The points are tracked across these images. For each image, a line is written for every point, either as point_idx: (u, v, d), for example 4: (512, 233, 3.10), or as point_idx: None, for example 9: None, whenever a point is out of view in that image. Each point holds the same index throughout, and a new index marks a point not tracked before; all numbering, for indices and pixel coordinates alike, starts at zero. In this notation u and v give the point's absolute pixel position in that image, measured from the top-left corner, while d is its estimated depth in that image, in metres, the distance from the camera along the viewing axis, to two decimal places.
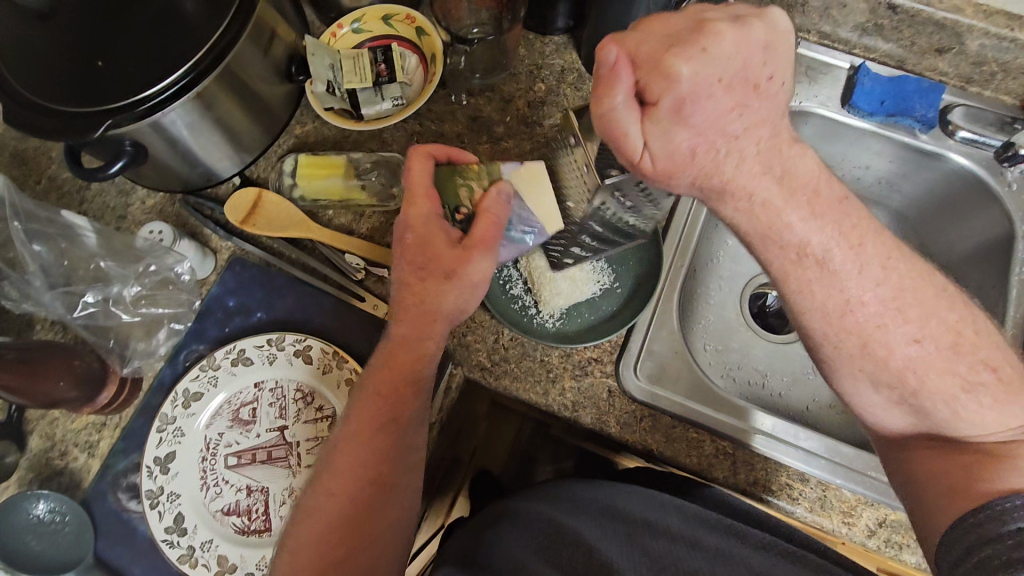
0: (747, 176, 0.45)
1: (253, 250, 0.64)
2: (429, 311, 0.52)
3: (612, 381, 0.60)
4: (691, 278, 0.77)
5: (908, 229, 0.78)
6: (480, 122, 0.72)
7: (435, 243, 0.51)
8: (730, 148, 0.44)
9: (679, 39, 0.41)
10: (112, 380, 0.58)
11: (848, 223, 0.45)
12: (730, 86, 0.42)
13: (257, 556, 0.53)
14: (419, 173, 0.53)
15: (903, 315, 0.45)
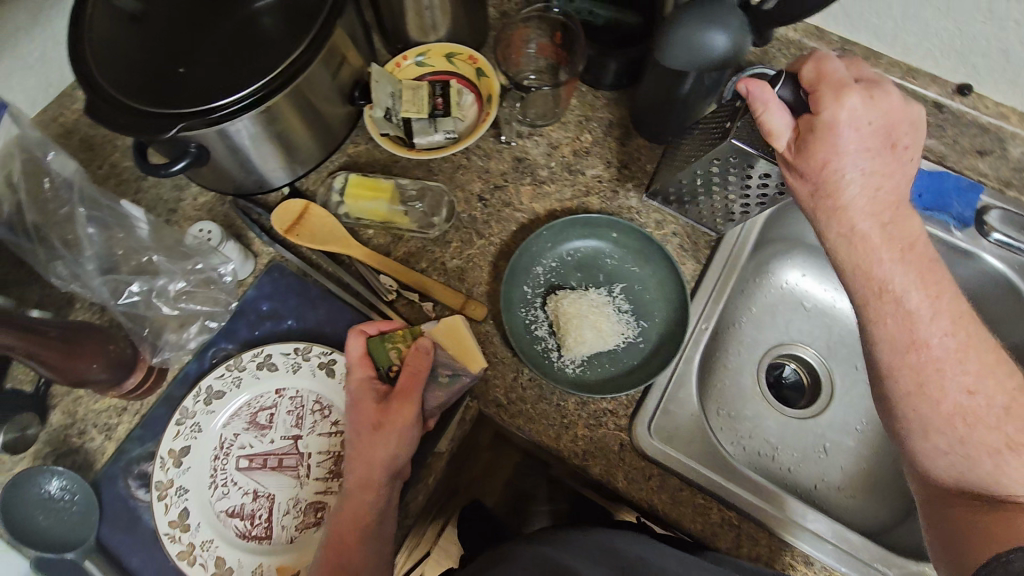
0: (859, 211, 0.46)
1: (292, 258, 0.66)
2: (363, 468, 0.53)
3: (624, 436, 0.60)
4: (713, 341, 0.77)
5: None
6: (526, 164, 0.74)
7: (365, 407, 0.56)
8: (857, 179, 0.45)
9: (853, 81, 0.45)
10: (141, 367, 0.59)
11: (932, 274, 0.46)
12: (877, 130, 0.44)
13: (255, 563, 0.53)
14: (353, 348, 0.57)
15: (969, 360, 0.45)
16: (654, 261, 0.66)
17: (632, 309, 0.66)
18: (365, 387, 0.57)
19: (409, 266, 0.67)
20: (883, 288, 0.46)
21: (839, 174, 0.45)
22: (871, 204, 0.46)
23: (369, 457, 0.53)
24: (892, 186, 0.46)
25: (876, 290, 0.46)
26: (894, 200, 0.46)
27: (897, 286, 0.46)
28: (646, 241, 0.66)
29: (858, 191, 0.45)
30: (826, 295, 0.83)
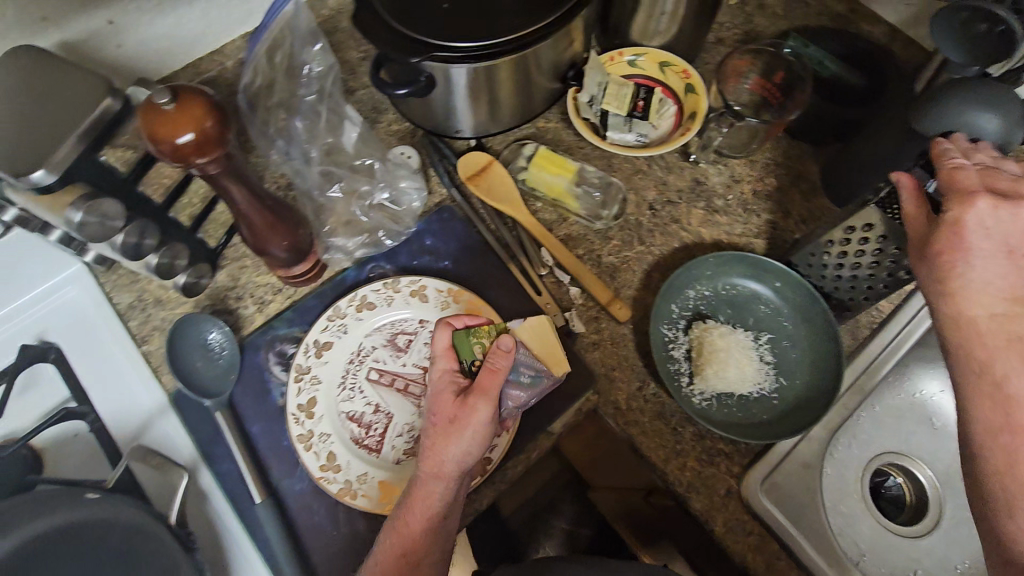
0: (975, 291, 0.40)
1: (464, 205, 0.69)
2: (435, 467, 0.50)
3: (734, 482, 0.59)
4: None
5: None
6: (703, 188, 0.73)
7: (442, 400, 0.52)
8: (977, 273, 0.40)
9: (989, 177, 0.42)
10: (313, 258, 0.63)
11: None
12: (1013, 227, 0.41)
13: (361, 470, 0.56)
14: (438, 338, 0.53)
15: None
16: (814, 322, 0.63)
17: (774, 365, 0.63)
18: (444, 377, 0.53)
19: (567, 248, 0.68)
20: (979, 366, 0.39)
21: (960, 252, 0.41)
22: (991, 289, 0.40)
23: (445, 453, 0.50)
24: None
25: (977, 372, 0.39)
26: (1015, 286, 0.40)
27: (1001, 370, 0.38)
28: (812, 301, 0.63)
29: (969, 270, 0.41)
30: None
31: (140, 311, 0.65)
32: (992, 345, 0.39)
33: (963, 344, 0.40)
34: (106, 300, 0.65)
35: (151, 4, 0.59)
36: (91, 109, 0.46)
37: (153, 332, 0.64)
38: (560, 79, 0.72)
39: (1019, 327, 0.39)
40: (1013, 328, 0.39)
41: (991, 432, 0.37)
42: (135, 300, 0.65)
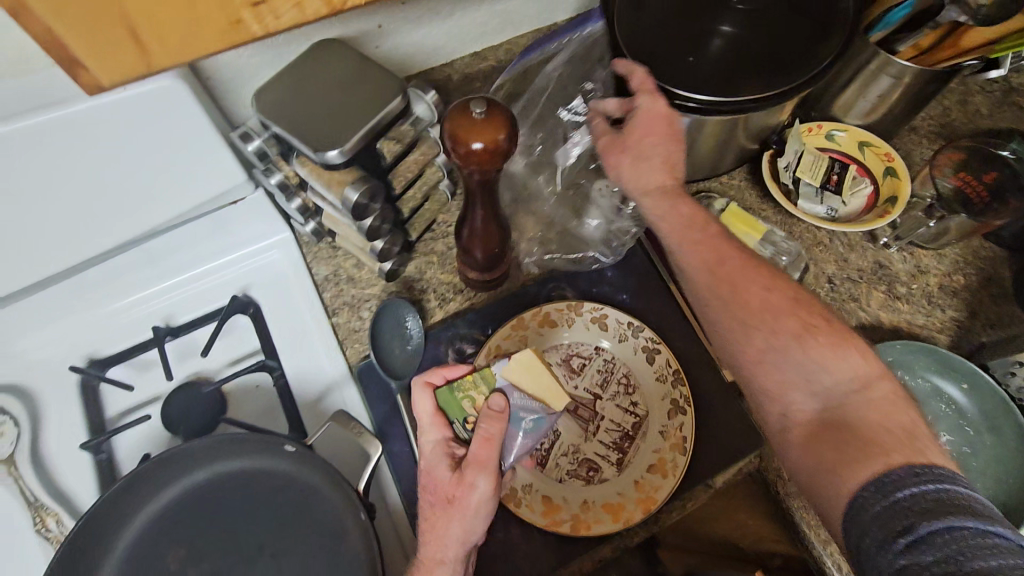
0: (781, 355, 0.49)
1: (647, 244, 0.70)
2: (436, 545, 0.49)
3: None
4: None
5: None
6: (886, 273, 0.71)
7: (437, 473, 0.50)
8: (777, 344, 0.49)
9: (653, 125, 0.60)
10: (505, 266, 0.67)
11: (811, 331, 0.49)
12: (660, 128, 0.59)
13: (525, 480, 0.57)
14: (420, 404, 0.52)
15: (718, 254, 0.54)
16: (1008, 435, 0.59)
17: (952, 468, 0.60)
18: (438, 446, 0.52)
19: None
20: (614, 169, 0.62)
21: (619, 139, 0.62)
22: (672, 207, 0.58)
23: (448, 537, 0.49)
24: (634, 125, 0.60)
25: (775, 387, 0.49)
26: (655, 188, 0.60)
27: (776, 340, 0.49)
28: (1006, 409, 0.60)
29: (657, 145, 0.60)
30: None
31: (333, 286, 0.70)
32: (756, 305, 0.51)
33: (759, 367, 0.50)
34: (305, 268, 0.70)
35: (416, 16, 0.65)
36: (384, 105, 0.51)
37: (342, 307, 0.68)
38: (760, 142, 0.73)
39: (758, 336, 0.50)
40: (706, 246, 0.55)
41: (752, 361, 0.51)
42: (331, 273, 0.70)
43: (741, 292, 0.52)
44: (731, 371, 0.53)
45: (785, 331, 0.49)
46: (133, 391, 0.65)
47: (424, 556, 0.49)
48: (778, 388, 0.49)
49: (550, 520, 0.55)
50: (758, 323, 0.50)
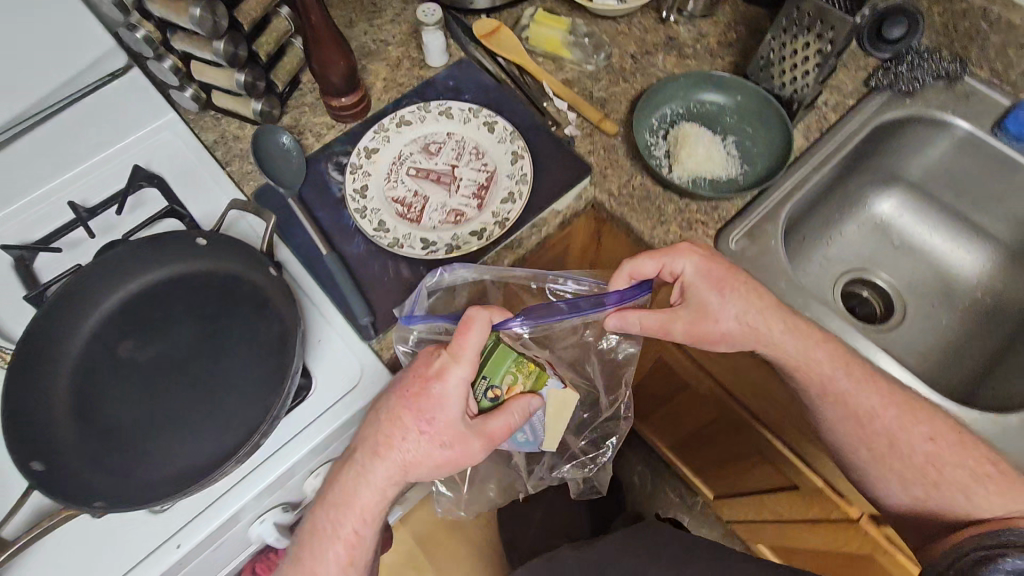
0: (870, 397, 0.63)
1: (478, 56, 0.85)
2: (411, 463, 0.55)
3: (710, 241, 0.73)
4: (818, 217, 0.86)
5: (1013, 260, 0.85)
6: (675, 42, 0.88)
7: (445, 407, 0.54)
8: (849, 397, 0.63)
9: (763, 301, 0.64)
10: (359, 91, 0.79)
11: (900, 400, 0.63)
12: (718, 275, 0.63)
13: (406, 231, 0.71)
14: (474, 336, 0.53)
15: (827, 359, 0.63)
16: (771, 123, 0.78)
17: (739, 156, 0.78)
18: (459, 388, 0.54)
19: (566, 86, 0.83)
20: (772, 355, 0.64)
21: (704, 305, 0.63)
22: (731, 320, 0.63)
23: (413, 461, 0.55)
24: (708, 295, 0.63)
25: (862, 420, 0.63)
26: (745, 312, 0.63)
27: (897, 434, 0.62)
28: (765, 104, 0.78)
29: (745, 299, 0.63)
30: (920, 231, 0.90)
31: (223, 145, 0.81)
32: (869, 408, 0.63)
33: (867, 434, 0.63)
34: (195, 137, 0.80)
35: None
36: None
37: (234, 158, 0.80)
38: None
39: (867, 405, 0.63)
40: (792, 329, 0.64)
41: (870, 442, 0.63)
42: (219, 137, 0.81)
43: (847, 394, 0.63)
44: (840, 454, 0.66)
45: (917, 437, 0.62)
46: (57, 255, 0.74)
47: (386, 455, 0.55)
48: (867, 421, 0.63)
49: (429, 251, 0.69)
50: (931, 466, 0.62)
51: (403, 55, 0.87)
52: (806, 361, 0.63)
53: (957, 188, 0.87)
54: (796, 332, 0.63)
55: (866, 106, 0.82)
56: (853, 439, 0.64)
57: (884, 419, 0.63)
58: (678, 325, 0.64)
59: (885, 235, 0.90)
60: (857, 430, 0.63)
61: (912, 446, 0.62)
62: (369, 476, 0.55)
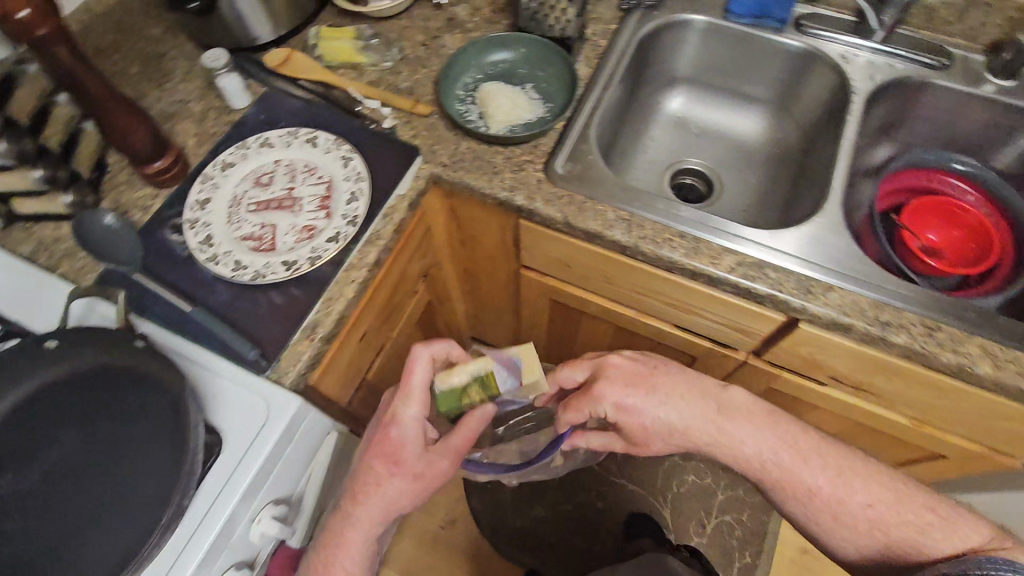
0: (806, 467, 0.72)
1: (280, 85, 0.87)
2: (392, 498, 0.68)
3: (541, 174, 0.81)
4: (624, 132, 1.02)
5: (778, 109, 1.05)
6: (455, 22, 0.96)
7: (404, 451, 0.68)
8: (791, 467, 0.72)
9: (696, 393, 0.75)
10: (171, 152, 0.78)
11: (826, 454, 0.73)
12: (635, 376, 0.76)
13: (263, 260, 0.71)
14: (418, 371, 0.68)
15: (744, 437, 0.73)
16: (554, 61, 0.89)
17: (540, 97, 0.88)
18: (413, 423, 0.68)
19: (372, 87, 0.88)
20: (689, 438, 0.74)
21: (637, 414, 0.75)
22: (672, 428, 0.74)
23: (392, 498, 0.68)
24: (622, 418, 0.75)
25: (805, 493, 0.71)
26: (687, 422, 0.74)
27: (838, 494, 0.71)
28: (547, 49, 0.90)
29: (671, 404, 0.74)
30: (706, 114, 1.08)
31: (43, 251, 0.76)
32: (810, 476, 0.72)
33: (810, 500, 0.72)
34: (7, 253, 0.75)
35: None
36: None
37: (61, 260, 0.75)
38: None
39: (804, 470, 0.72)
40: (723, 420, 0.74)
41: (815, 502, 0.72)
42: (36, 246, 0.76)
43: (780, 478, 0.72)
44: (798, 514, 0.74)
45: (860, 496, 0.71)
46: None
47: (360, 507, 0.68)
48: (812, 496, 0.71)
49: (291, 269, 0.71)
50: (890, 530, 0.69)
51: (206, 108, 0.88)
52: (734, 453, 0.74)
53: (716, 70, 1.05)
54: (721, 414, 0.74)
55: (624, 28, 0.95)
56: (803, 512, 0.72)
57: (822, 491, 0.71)
58: (616, 443, 0.82)
59: (682, 127, 1.08)
60: (802, 505, 0.72)
61: (854, 514, 0.70)
62: (360, 520, 0.68)
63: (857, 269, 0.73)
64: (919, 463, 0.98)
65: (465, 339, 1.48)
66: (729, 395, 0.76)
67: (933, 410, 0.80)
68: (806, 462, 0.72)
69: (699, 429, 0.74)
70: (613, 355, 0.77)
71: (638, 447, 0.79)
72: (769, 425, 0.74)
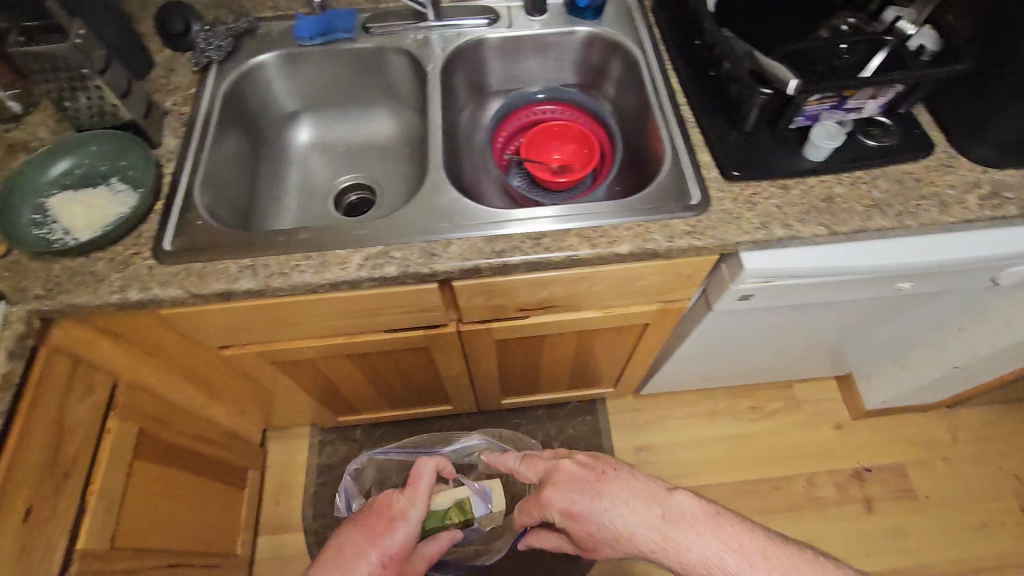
0: (705, 544, 0.64)
1: None
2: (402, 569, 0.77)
3: (152, 260, 0.77)
4: (259, 182, 1.03)
5: (394, 105, 1.11)
6: (15, 145, 0.88)
7: (385, 547, 0.76)
8: (699, 550, 0.64)
9: (597, 489, 0.73)
10: None
11: (744, 539, 0.64)
12: (586, 479, 0.76)
13: None
14: (424, 473, 0.80)
15: (678, 536, 0.66)
16: (133, 147, 0.84)
17: (129, 187, 0.82)
18: (410, 523, 0.78)
19: None
20: (637, 546, 0.68)
21: (585, 520, 0.73)
22: (596, 520, 0.71)
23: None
24: (571, 518, 0.75)
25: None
26: (614, 523, 0.70)
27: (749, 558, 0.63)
28: (126, 139, 0.84)
29: (609, 508, 0.71)
30: (337, 133, 1.13)
31: None
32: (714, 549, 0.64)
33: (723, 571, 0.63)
34: None
35: None
36: None
37: None
38: None
39: (705, 545, 0.64)
40: (630, 510, 0.69)
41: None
42: None
43: (692, 563, 0.65)
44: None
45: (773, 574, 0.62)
46: None
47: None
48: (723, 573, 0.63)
49: None
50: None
51: None
52: (650, 535, 0.67)
53: (322, 93, 1.09)
54: (662, 528, 0.66)
55: (202, 88, 0.95)
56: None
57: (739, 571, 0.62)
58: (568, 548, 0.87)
59: (310, 160, 1.11)
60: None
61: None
62: None
63: (467, 219, 0.81)
64: (642, 337, 1.12)
65: (254, 431, 1.41)
66: (673, 503, 0.68)
67: (597, 297, 0.92)
68: (720, 559, 0.63)
69: (622, 516, 0.69)
70: (569, 463, 0.79)
71: (590, 552, 0.76)
72: (703, 531, 0.65)
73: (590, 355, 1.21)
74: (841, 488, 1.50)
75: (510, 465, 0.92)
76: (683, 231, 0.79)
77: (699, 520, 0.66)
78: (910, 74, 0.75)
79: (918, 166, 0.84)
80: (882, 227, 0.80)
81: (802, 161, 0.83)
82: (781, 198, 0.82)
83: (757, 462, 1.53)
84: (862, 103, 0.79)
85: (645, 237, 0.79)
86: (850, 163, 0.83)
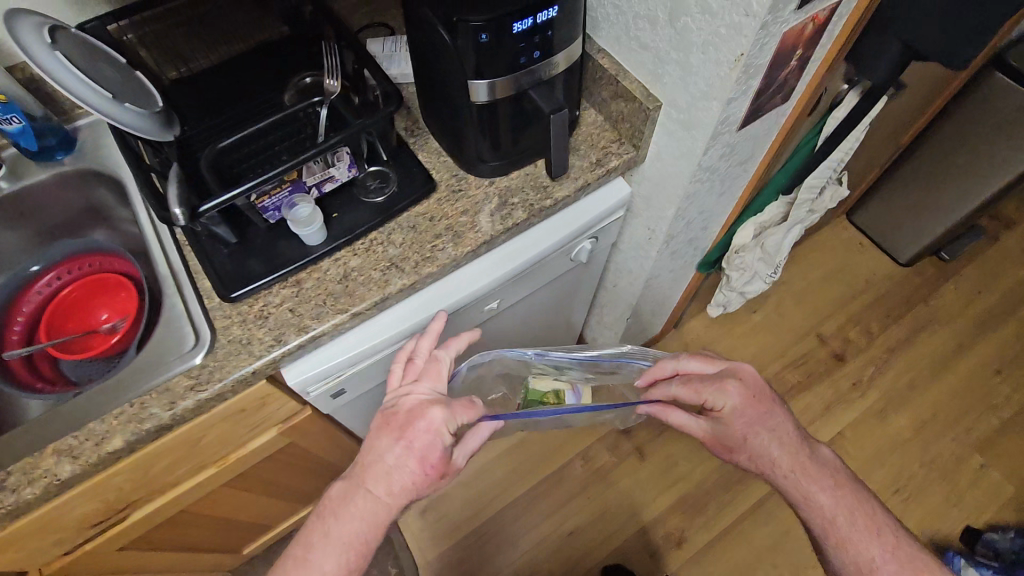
0: (835, 500, 0.78)
1: None
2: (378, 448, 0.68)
3: None
4: None
5: None
6: None
7: (399, 415, 0.69)
8: (836, 509, 0.77)
9: (767, 409, 0.81)
10: None
11: (868, 513, 0.77)
12: (754, 392, 0.82)
13: None
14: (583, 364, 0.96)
15: (821, 489, 0.78)
16: None
17: None
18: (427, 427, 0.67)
19: None
20: (774, 465, 0.80)
21: (743, 427, 0.81)
22: (765, 439, 0.81)
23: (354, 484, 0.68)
24: (740, 427, 0.80)
25: (833, 526, 0.77)
26: (779, 448, 0.80)
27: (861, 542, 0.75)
28: None
29: (772, 441, 0.80)
30: None
31: None
32: (839, 509, 0.77)
33: (834, 529, 0.76)
34: None
35: None
36: None
37: None
38: None
39: (851, 515, 0.76)
40: (793, 457, 0.80)
41: (836, 526, 0.76)
42: None
43: (833, 523, 0.77)
44: (824, 552, 0.78)
45: (878, 541, 0.74)
46: None
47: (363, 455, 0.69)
48: (834, 527, 0.77)
49: None
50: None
51: None
52: (801, 485, 0.79)
53: None
54: (812, 477, 0.79)
55: None
56: (829, 531, 0.77)
57: (843, 522, 0.76)
58: (702, 429, 0.85)
59: None
60: (839, 549, 0.76)
61: (867, 545, 0.74)
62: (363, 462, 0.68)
63: None
64: (304, 450, 1.01)
65: None
66: (818, 452, 0.82)
67: (168, 471, 0.78)
68: (846, 515, 0.77)
69: (785, 464, 0.80)
70: (754, 380, 0.82)
71: (725, 445, 0.84)
72: (837, 490, 0.79)
73: (277, 483, 1.07)
74: (613, 447, 1.54)
75: (671, 368, 0.87)
76: (186, 388, 0.68)
77: (830, 484, 0.79)
78: (348, 133, 0.70)
79: (428, 203, 0.81)
80: (402, 286, 0.75)
81: (312, 247, 0.76)
82: (294, 299, 0.74)
83: (535, 464, 1.52)
84: (325, 176, 0.72)
85: (140, 416, 0.66)
86: (358, 228, 0.77)
